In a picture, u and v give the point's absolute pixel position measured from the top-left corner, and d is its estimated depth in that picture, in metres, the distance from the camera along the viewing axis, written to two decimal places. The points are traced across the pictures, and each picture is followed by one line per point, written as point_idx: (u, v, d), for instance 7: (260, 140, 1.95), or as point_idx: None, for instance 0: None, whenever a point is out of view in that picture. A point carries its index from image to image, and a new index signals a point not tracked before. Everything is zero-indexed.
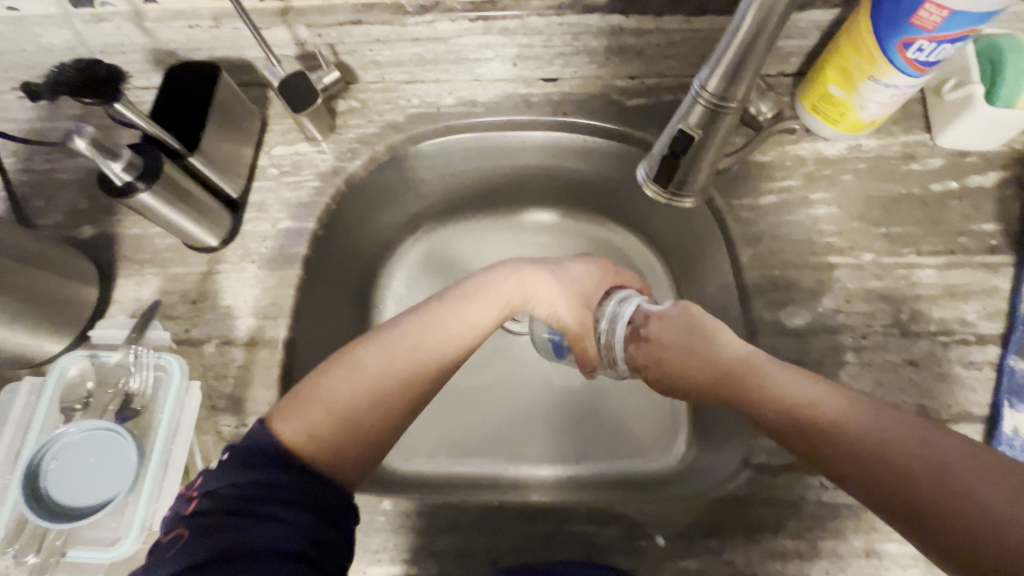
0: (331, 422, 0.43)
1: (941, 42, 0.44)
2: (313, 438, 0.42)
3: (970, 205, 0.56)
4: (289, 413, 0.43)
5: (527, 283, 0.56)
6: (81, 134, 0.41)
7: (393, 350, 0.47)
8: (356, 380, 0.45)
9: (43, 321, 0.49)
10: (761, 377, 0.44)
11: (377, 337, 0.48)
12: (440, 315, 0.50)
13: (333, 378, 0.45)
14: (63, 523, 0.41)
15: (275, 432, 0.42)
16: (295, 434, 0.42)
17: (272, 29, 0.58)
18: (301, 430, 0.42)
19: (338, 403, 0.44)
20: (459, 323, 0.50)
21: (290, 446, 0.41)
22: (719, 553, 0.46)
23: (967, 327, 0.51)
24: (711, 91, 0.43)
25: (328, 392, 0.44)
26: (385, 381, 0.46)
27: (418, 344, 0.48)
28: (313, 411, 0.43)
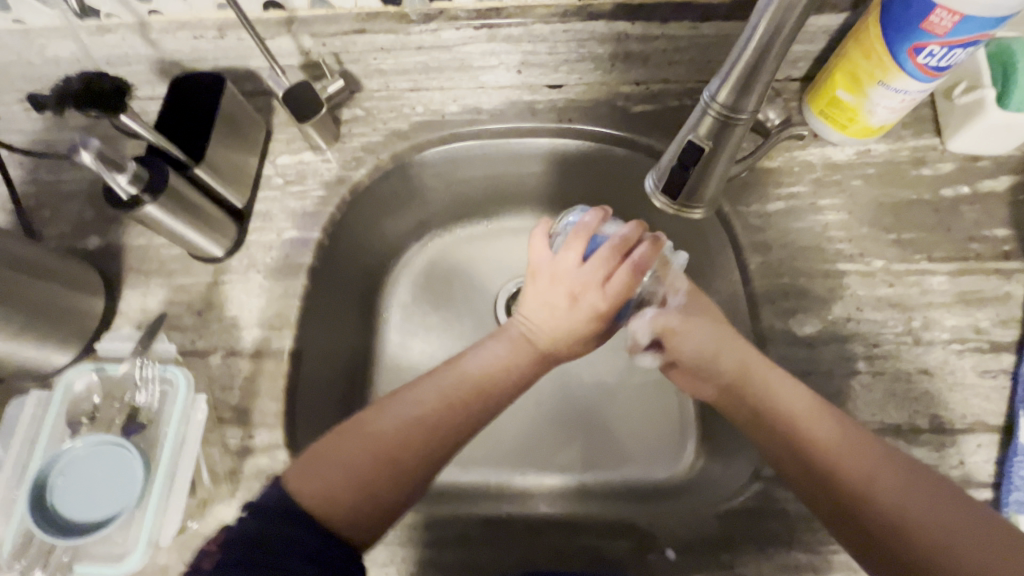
0: (350, 486, 0.41)
1: (953, 48, 0.44)
2: (331, 501, 0.41)
3: (982, 210, 0.55)
4: (308, 476, 0.41)
5: (534, 337, 0.50)
6: (87, 148, 0.42)
7: (417, 417, 0.45)
8: (378, 442, 0.43)
9: (50, 334, 0.49)
10: (766, 377, 0.46)
11: (401, 398, 0.46)
12: (462, 374, 0.48)
13: (356, 439, 0.44)
14: (70, 538, 0.40)
15: (296, 493, 0.41)
16: (313, 496, 0.40)
17: (276, 38, 0.58)
18: (320, 493, 0.41)
19: (358, 468, 0.42)
20: (480, 380, 0.48)
21: (308, 507, 0.40)
22: (731, 567, 0.45)
23: (981, 334, 0.51)
24: (721, 103, 0.42)
25: (349, 455, 0.43)
26: (408, 446, 0.44)
27: (441, 407, 0.46)
28: (333, 474, 0.42)
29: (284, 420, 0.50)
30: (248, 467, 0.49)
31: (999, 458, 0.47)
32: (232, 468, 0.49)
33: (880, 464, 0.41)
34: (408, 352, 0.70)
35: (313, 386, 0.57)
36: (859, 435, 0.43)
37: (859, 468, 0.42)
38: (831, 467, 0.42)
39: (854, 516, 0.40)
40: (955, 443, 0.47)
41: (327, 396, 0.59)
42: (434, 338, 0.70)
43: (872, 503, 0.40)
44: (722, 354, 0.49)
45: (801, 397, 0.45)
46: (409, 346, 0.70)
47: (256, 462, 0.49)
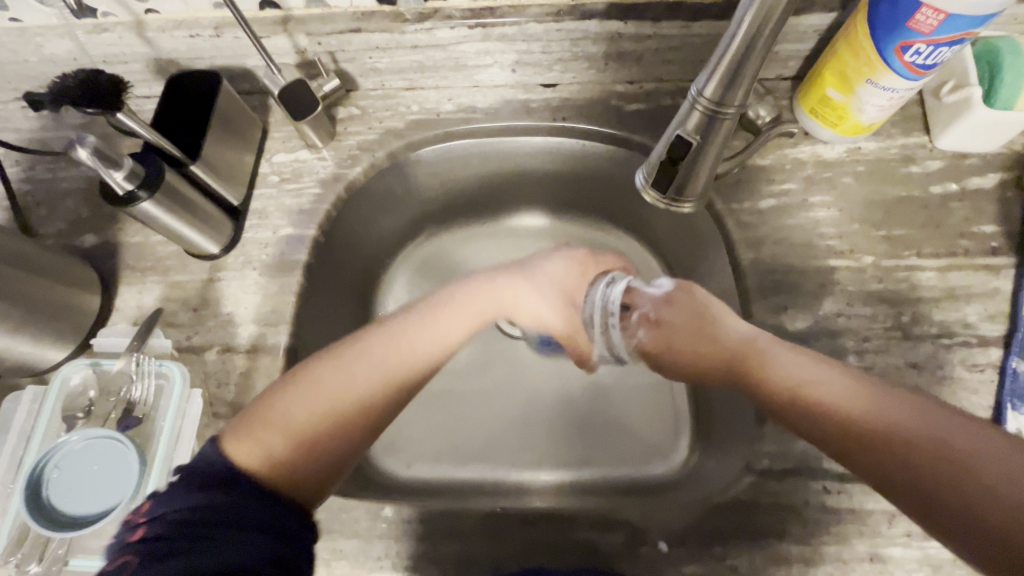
0: (286, 443, 0.41)
1: (937, 46, 0.44)
2: (268, 459, 0.40)
3: (970, 207, 0.56)
4: (242, 436, 0.40)
5: (497, 300, 0.55)
6: (84, 144, 0.42)
7: (357, 371, 0.45)
8: (316, 399, 0.43)
9: (46, 329, 0.50)
10: (766, 359, 0.46)
11: (339, 353, 0.46)
12: (403, 332, 0.48)
13: (292, 396, 0.43)
14: (65, 532, 0.40)
15: (227, 453, 0.39)
16: (247, 455, 0.39)
17: (272, 37, 0.58)
18: (255, 451, 0.40)
19: (295, 424, 0.42)
20: (425, 336, 0.49)
21: (241, 465, 0.39)
22: (722, 559, 0.46)
23: (969, 329, 0.51)
24: (708, 98, 0.43)
25: (286, 412, 0.42)
26: (346, 399, 0.44)
27: (383, 360, 0.46)
28: (269, 431, 0.41)
29: None
30: None
31: None
32: None
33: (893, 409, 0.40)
34: None
35: None
36: (855, 381, 0.43)
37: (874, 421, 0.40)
38: (840, 429, 0.41)
39: (888, 474, 0.38)
40: None
41: None
42: None
43: (890, 458, 0.38)
44: (703, 340, 0.51)
45: (796, 364, 0.45)
46: None
47: None
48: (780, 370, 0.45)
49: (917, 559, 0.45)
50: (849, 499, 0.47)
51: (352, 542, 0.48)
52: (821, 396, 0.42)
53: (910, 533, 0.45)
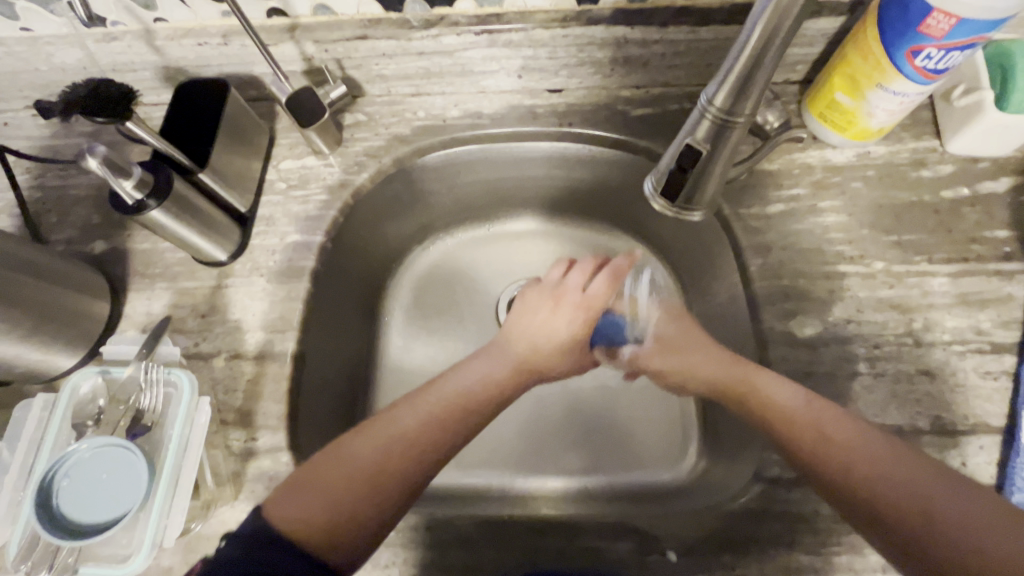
0: (327, 509, 0.41)
1: (949, 51, 0.44)
2: (307, 525, 0.40)
3: (982, 211, 0.55)
4: (286, 502, 0.41)
5: (510, 347, 0.55)
6: (94, 154, 0.42)
7: (397, 434, 0.45)
8: (355, 467, 0.43)
9: (56, 336, 0.50)
10: (769, 385, 0.46)
11: (380, 420, 0.46)
12: (439, 394, 0.49)
13: (334, 464, 0.44)
14: (75, 540, 0.41)
15: (271, 518, 0.40)
16: (289, 520, 0.40)
17: (280, 45, 0.59)
18: (297, 516, 0.41)
19: (335, 491, 0.42)
20: (462, 393, 0.49)
21: (285, 529, 0.40)
22: (732, 569, 0.46)
23: (983, 335, 0.51)
24: (718, 106, 0.43)
25: (326, 480, 0.43)
26: (384, 466, 0.44)
27: (421, 425, 0.46)
28: (309, 497, 0.42)
29: (287, 423, 0.51)
30: (251, 469, 0.49)
31: (1001, 460, 0.47)
32: (236, 470, 0.49)
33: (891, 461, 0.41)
34: (410, 355, 0.70)
35: (316, 389, 0.57)
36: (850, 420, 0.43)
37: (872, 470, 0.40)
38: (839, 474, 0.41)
39: (877, 519, 0.39)
40: (957, 445, 0.47)
41: (329, 399, 0.59)
42: (436, 342, 0.71)
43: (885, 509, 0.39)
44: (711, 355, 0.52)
45: (794, 399, 0.45)
46: (411, 349, 0.70)
47: (259, 465, 0.49)
48: (785, 400, 0.45)
49: None
50: None
51: None
52: (824, 437, 0.43)
53: None
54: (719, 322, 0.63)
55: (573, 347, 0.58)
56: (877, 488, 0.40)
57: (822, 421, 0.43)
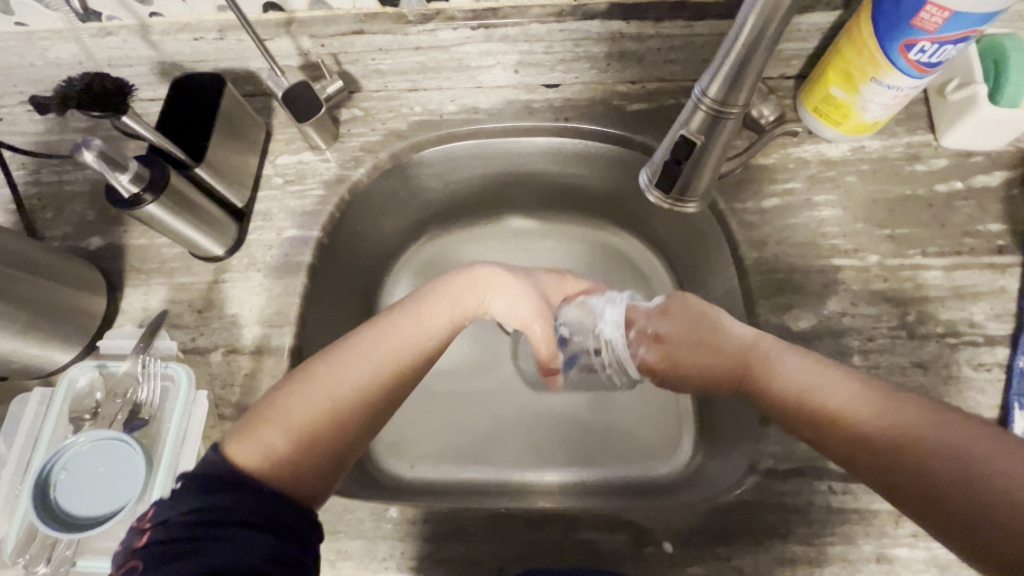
0: (287, 441, 0.41)
1: (943, 44, 0.44)
2: (270, 459, 0.40)
3: (976, 205, 0.56)
4: (245, 438, 0.40)
5: (466, 301, 0.54)
6: (90, 147, 0.42)
7: (351, 368, 0.45)
8: (316, 397, 0.43)
9: (52, 332, 0.50)
10: (776, 362, 0.46)
11: (339, 349, 0.46)
12: (396, 326, 0.49)
13: (293, 395, 0.43)
14: (72, 532, 0.41)
15: (230, 456, 0.39)
16: (248, 456, 0.39)
17: (276, 40, 0.59)
18: (257, 451, 0.40)
19: (296, 421, 0.42)
20: (420, 327, 0.50)
21: (245, 466, 0.39)
22: (727, 559, 0.46)
23: (976, 328, 0.51)
24: (711, 98, 0.43)
25: (286, 411, 0.42)
26: (344, 393, 0.44)
27: (380, 355, 0.47)
28: (269, 430, 0.41)
29: None
30: None
31: None
32: None
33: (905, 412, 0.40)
34: None
35: None
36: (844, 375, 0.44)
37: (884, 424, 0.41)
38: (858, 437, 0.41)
39: (891, 475, 0.39)
40: None
41: None
42: None
43: (893, 458, 0.39)
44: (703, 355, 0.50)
45: (808, 371, 0.45)
46: None
47: None
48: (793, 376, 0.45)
49: (924, 559, 0.45)
50: (855, 499, 0.46)
51: (357, 543, 0.48)
52: (825, 403, 0.43)
53: (916, 534, 0.45)
54: None
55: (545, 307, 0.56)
56: (910, 446, 0.39)
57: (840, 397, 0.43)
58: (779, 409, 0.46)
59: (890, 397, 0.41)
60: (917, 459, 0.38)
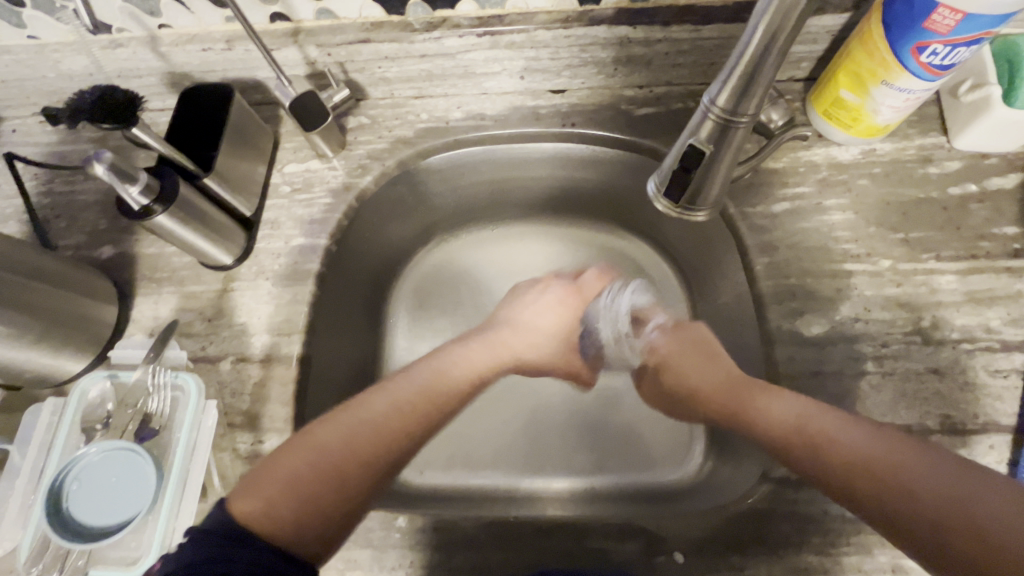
0: (293, 498, 0.41)
1: (955, 46, 0.44)
2: (272, 517, 0.39)
3: (991, 208, 0.55)
4: (250, 493, 0.40)
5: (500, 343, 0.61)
6: (101, 160, 0.42)
7: (359, 428, 0.45)
8: (322, 453, 0.43)
9: (65, 342, 0.50)
10: (767, 401, 0.47)
11: (351, 407, 0.47)
12: (412, 384, 0.50)
13: (301, 453, 0.43)
14: (84, 542, 0.41)
15: (233, 511, 0.39)
16: (252, 512, 0.39)
17: (283, 49, 0.59)
18: (258, 509, 0.39)
19: (299, 480, 0.41)
20: (433, 384, 0.51)
21: (246, 523, 0.38)
22: (740, 569, 0.45)
23: (992, 334, 0.50)
24: (721, 106, 0.42)
25: (289, 469, 0.42)
26: (351, 451, 0.44)
27: (390, 414, 0.47)
28: (275, 486, 0.41)
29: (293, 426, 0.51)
30: None
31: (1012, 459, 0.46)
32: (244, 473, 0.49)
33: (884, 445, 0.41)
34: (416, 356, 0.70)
35: (322, 391, 0.58)
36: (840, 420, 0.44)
37: (856, 449, 0.41)
38: (844, 468, 0.41)
39: (889, 514, 0.38)
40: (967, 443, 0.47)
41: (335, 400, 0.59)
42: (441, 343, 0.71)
43: (885, 496, 0.39)
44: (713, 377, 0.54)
45: (797, 409, 0.45)
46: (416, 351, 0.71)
47: None
48: (782, 413, 0.45)
49: None
50: None
51: (367, 552, 0.48)
52: (820, 443, 0.43)
53: None
54: (725, 322, 0.62)
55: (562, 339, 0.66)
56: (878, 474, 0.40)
57: (825, 434, 0.43)
58: (775, 451, 0.45)
59: (875, 437, 0.42)
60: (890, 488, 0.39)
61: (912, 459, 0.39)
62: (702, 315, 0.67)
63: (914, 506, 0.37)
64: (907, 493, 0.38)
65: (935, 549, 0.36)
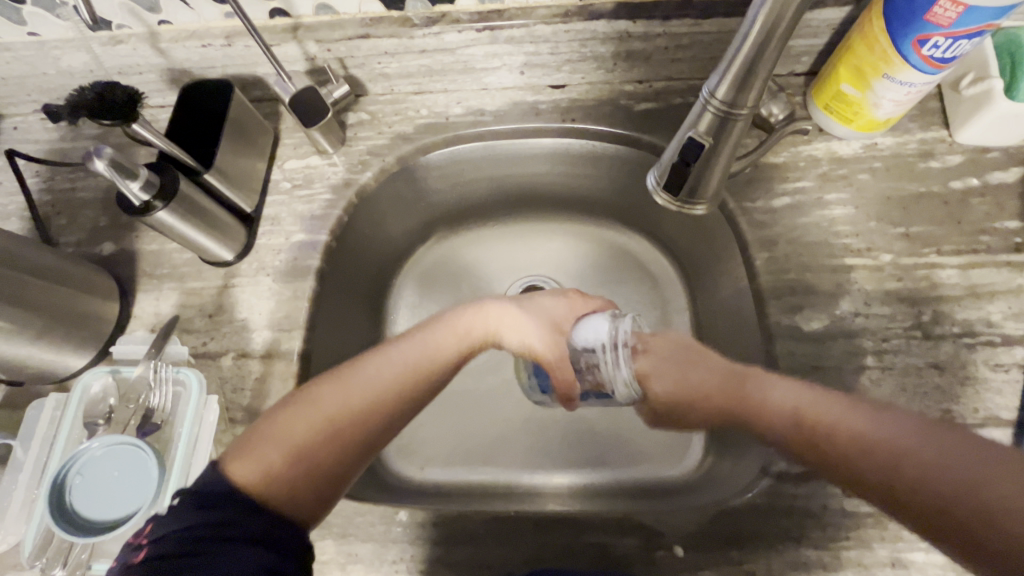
0: (287, 458, 0.42)
1: (957, 39, 0.43)
2: (266, 475, 0.41)
3: (992, 202, 0.54)
4: (244, 454, 0.42)
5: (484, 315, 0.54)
6: (100, 156, 0.42)
7: (354, 391, 0.46)
8: (317, 416, 0.44)
9: (67, 338, 0.51)
10: (763, 386, 0.46)
11: (342, 375, 0.47)
12: (406, 352, 0.49)
13: (295, 416, 0.44)
14: (88, 536, 0.41)
15: (230, 473, 0.40)
16: (245, 473, 0.40)
17: (282, 45, 0.59)
18: (253, 469, 0.41)
19: (294, 442, 0.43)
20: (428, 352, 0.50)
21: (242, 484, 0.40)
22: (739, 563, 0.45)
23: (993, 328, 0.50)
24: (720, 99, 0.42)
25: (286, 431, 0.43)
26: (343, 415, 0.45)
27: (383, 381, 0.47)
28: (271, 447, 0.42)
29: None
30: None
31: None
32: None
33: (879, 422, 0.41)
34: None
35: None
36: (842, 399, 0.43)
37: (859, 431, 0.41)
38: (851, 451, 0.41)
39: (893, 487, 0.38)
40: None
41: None
42: None
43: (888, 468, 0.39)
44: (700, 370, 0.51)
45: (793, 395, 0.45)
46: None
47: None
48: (781, 401, 0.45)
49: (941, 563, 0.44)
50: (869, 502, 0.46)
51: (368, 546, 0.48)
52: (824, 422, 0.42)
53: None
54: (725, 317, 0.62)
55: (552, 329, 0.54)
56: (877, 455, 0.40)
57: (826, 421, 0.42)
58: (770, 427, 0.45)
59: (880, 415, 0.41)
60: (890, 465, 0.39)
61: (911, 434, 0.39)
62: (703, 310, 0.67)
63: (921, 480, 0.37)
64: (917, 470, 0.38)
65: (940, 520, 0.36)
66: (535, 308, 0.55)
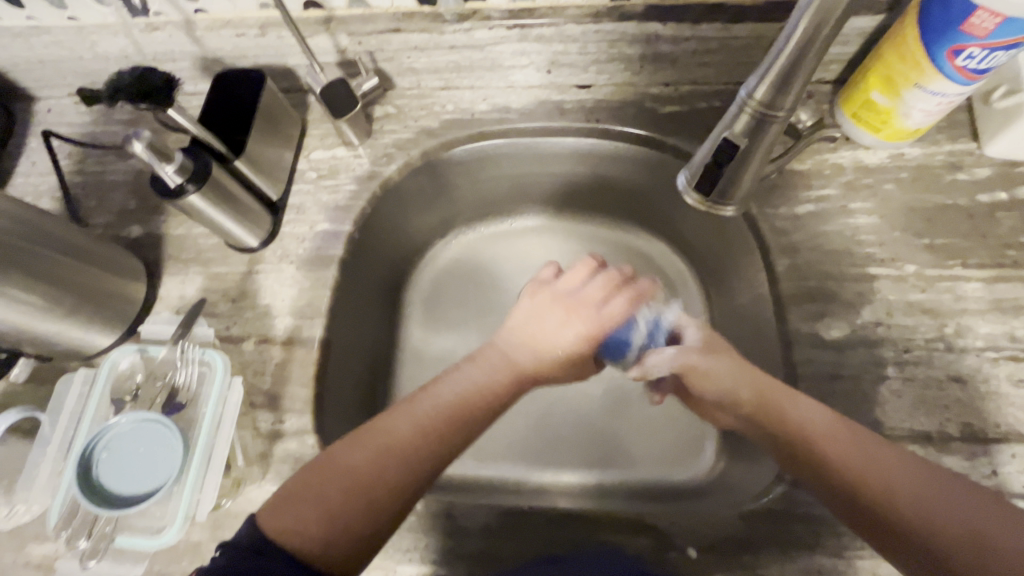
0: (321, 515, 0.40)
1: (993, 50, 0.43)
2: (298, 531, 0.39)
3: (1019, 217, 0.54)
4: (281, 508, 0.40)
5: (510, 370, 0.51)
6: (139, 138, 0.44)
7: (389, 445, 0.43)
8: (351, 478, 0.42)
9: (94, 315, 0.52)
10: (787, 405, 0.46)
11: (372, 430, 0.44)
12: (436, 400, 0.47)
13: (325, 476, 0.42)
14: (112, 510, 0.42)
15: (262, 526, 0.39)
16: (281, 527, 0.39)
17: (315, 37, 0.60)
18: (289, 527, 0.39)
19: (328, 501, 0.41)
20: (457, 399, 0.47)
21: (275, 539, 0.38)
22: (752, 568, 0.45)
23: (1016, 343, 0.50)
24: (757, 100, 0.42)
25: (319, 487, 0.41)
26: (375, 470, 0.42)
27: (415, 434, 0.45)
28: (308, 507, 0.40)
29: (313, 406, 0.52)
30: (277, 451, 0.50)
31: None
32: (263, 451, 0.50)
33: (903, 475, 0.41)
34: (432, 347, 0.71)
35: (341, 375, 0.58)
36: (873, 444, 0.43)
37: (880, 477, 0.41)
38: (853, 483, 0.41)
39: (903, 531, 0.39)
40: (987, 453, 0.46)
41: (353, 386, 0.60)
42: (457, 334, 0.72)
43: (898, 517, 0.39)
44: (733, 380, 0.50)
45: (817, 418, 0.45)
46: (432, 341, 0.71)
47: (285, 447, 0.50)
48: (806, 415, 0.45)
49: None
50: None
51: None
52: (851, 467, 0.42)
53: None
54: (742, 323, 0.62)
55: (574, 362, 0.53)
56: (886, 495, 0.40)
57: (849, 443, 0.43)
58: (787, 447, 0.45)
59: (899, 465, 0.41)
60: (890, 494, 0.40)
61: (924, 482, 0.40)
62: (719, 314, 0.67)
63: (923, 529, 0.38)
64: (926, 515, 0.38)
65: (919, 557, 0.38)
66: (558, 352, 0.53)
